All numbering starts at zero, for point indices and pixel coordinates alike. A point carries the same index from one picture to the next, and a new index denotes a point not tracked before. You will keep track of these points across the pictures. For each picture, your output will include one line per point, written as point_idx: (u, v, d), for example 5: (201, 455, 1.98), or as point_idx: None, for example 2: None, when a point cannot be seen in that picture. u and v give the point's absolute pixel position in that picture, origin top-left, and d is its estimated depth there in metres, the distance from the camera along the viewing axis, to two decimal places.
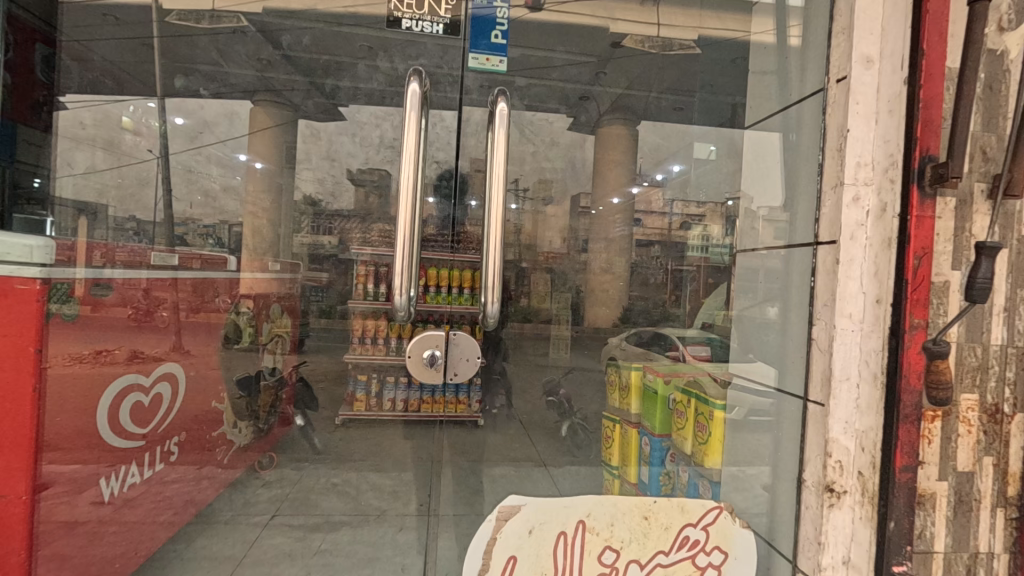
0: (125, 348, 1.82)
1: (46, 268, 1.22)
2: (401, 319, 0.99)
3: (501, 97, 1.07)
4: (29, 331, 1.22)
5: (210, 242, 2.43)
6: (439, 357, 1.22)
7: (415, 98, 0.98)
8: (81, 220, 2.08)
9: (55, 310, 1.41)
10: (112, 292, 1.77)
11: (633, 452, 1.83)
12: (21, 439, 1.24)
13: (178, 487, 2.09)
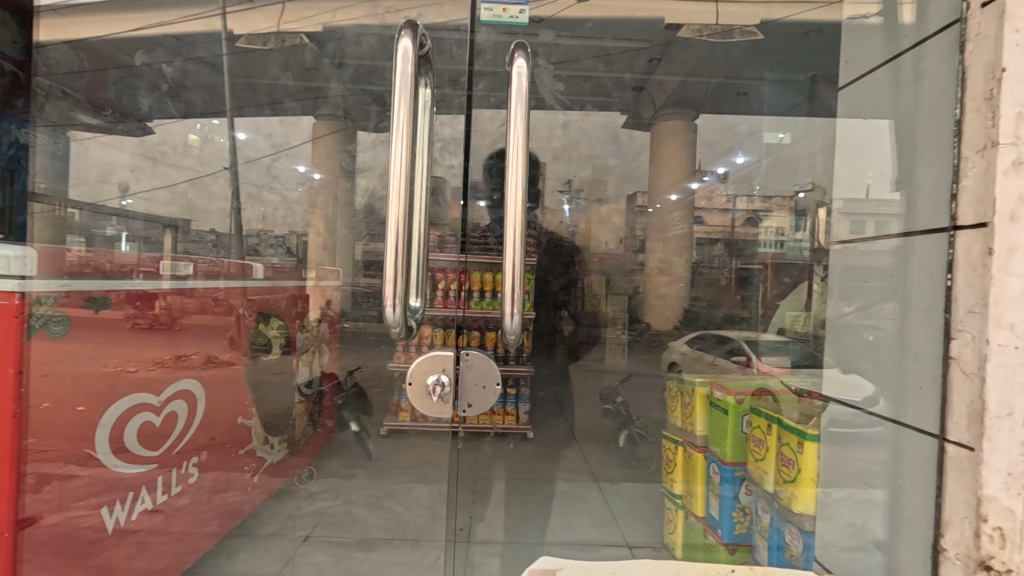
0: (201, 352, 1.80)
1: (24, 282, 1.21)
2: (398, 338, 0.76)
3: (519, 54, 0.88)
4: (7, 352, 1.19)
5: (279, 251, 2.33)
6: (446, 383, 1.05)
7: (406, 61, 0.72)
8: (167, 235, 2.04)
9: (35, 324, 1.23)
10: (192, 297, 1.77)
11: (698, 475, 1.62)
12: None
13: (229, 496, 1.93)
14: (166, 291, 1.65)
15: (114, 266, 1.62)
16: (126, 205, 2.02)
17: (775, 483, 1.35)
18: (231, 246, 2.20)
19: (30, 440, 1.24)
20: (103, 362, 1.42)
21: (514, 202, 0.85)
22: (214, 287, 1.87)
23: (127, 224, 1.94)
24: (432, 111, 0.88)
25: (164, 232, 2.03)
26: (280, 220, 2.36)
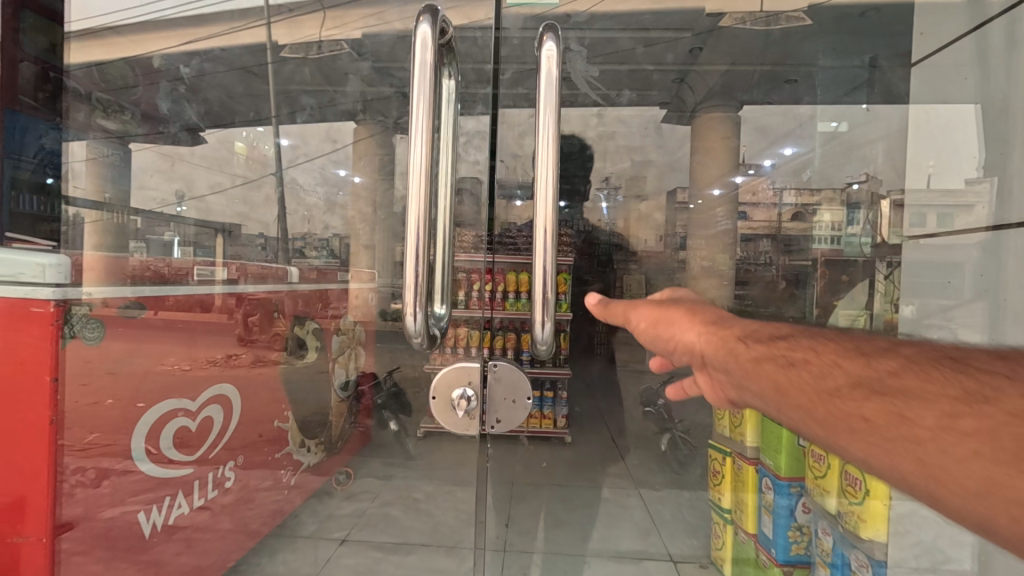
0: (250, 352, 1.86)
1: (63, 288, 1.22)
2: (420, 348, 0.72)
3: (547, 35, 0.82)
4: (44, 360, 1.20)
5: (322, 254, 2.37)
6: (471, 397, 1.01)
7: (424, 47, 0.68)
8: (219, 239, 2.04)
9: (71, 331, 1.24)
10: (241, 303, 1.83)
11: (750, 491, 1.52)
12: (37, 473, 1.21)
13: (270, 495, 1.95)
14: (220, 295, 1.73)
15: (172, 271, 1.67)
16: (180, 212, 1.99)
17: (839, 504, 1.28)
18: (278, 250, 2.24)
19: (93, 435, 1.29)
20: (141, 372, 1.41)
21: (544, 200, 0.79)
22: (262, 292, 1.93)
23: (179, 230, 1.92)
24: (456, 104, 0.83)
25: (216, 237, 2.03)
26: (322, 221, 2.40)
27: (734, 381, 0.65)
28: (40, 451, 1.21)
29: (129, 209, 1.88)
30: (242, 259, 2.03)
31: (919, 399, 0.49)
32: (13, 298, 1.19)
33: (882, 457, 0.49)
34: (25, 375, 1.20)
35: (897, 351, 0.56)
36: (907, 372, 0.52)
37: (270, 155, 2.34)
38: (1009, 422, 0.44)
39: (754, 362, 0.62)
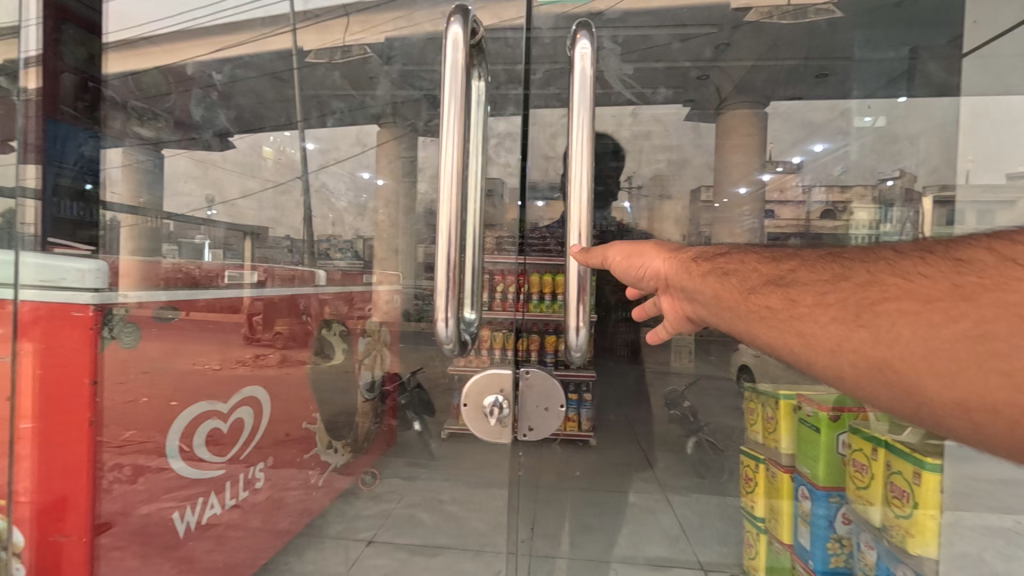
0: (276, 353, 1.88)
1: (100, 293, 1.26)
2: (451, 354, 0.72)
3: (582, 34, 0.81)
4: (83, 362, 1.24)
5: (347, 256, 2.24)
6: (503, 404, 1.01)
7: (456, 48, 0.68)
8: (246, 241, 2.02)
9: (108, 335, 1.27)
10: (265, 305, 1.84)
11: (785, 500, 1.48)
12: (77, 473, 1.25)
13: (297, 494, 1.97)
14: (247, 297, 1.75)
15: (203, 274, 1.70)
16: (212, 214, 2.01)
17: (884, 517, 1.22)
18: (304, 253, 2.19)
19: (128, 432, 1.33)
20: (173, 375, 1.45)
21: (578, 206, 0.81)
22: (289, 294, 1.96)
23: (210, 232, 1.97)
24: (486, 106, 0.82)
25: (244, 239, 2.03)
26: (347, 224, 2.20)
27: (687, 293, 0.82)
28: (81, 450, 1.25)
29: (160, 212, 1.90)
30: (272, 261, 2.06)
31: (800, 284, 0.66)
32: (56, 302, 1.24)
33: (775, 332, 0.65)
34: (66, 377, 1.24)
35: (800, 254, 0.72)
36: (801, 267, 0.68)
37: (293, 159, 2.21)
38: (859, 290, 0.59)
39: (699, 276, 0.80)
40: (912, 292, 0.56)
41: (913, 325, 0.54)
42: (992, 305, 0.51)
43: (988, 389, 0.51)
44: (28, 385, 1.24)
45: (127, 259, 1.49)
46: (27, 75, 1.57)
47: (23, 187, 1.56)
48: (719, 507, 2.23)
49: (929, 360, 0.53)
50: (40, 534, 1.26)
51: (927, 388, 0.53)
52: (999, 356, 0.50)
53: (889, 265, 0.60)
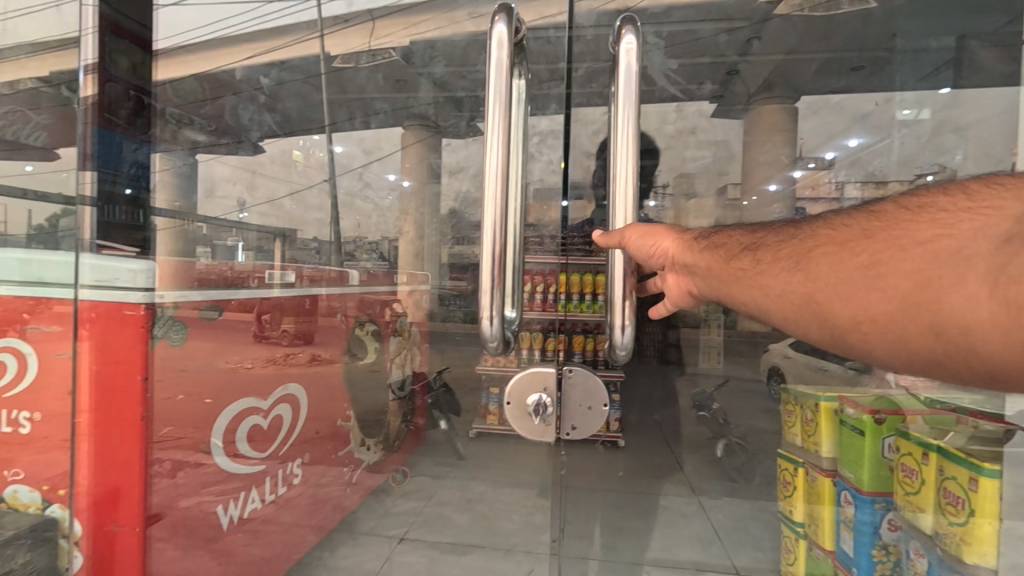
0: (307, 351, 1.88)
1: (150, 293, 1.31)
2: (496, 351, 0.74)
3: (626, 28, 0.83)
4: (135, 359, 1.29)
5: (373, 257, 2.25)
6: (547, 403, 1.01)
7: (501, 47, 0.70)
8: (275, 243, 1.91)
9: (159, 335, 1.33)
10: (301, 304, 1.86)
11: (827, 506, 1.44)
12: (129, 467, 1.30)
13: (329, 490, 2.00)
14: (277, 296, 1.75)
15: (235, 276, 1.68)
16: (243, 217, 1.86)
17: (937, 524, 1.16)
18: (331, 253, 2.11)
19: (167, 428, 1.36)
20: (216, 373, 1.51)
21: (623, 206, 0.83)
22: (319, 293, 1.96)
23: (242, 234, 1.82)
24: (525, 103, 0.83)
25: (274, 242, 1.91)
26: (373, 227, 2.26)
27: (687, 269, 0.82)
28: (132, 444, 1.30)
29: (195, 214, 1.72)
30: (301, 263, 1.97)
31: (766, 246, 0.74)
32: (109, 302, 1.29)
33: (738, 287, 0.74)
34: (118, 375, 1.29)
35: (773, 223, 0.79)
36: (770, 234, 0.76)
37: (325, 164, 2.19)
38: (803, 244, 0.69)
39: (693, 249, 0.82)
40: (837, 239, 0.66)
41: (832, 262, 0.64)
42: (887, 242, 0.61)
43: (876, 307, 0.59)
44: (82, 380, 1.29)
45: (163, 260, 1.45)
46: (87, 83, 1.41)
47: (81, 197, 1.39)
48: (752, 511, 2.19)
49: (837, 289, 0.62)
50: (93, 525, 1.32)
51: (836, 313, 0.62)
52: (883, 279, 0.59)
53: (826, 225, 0.70)
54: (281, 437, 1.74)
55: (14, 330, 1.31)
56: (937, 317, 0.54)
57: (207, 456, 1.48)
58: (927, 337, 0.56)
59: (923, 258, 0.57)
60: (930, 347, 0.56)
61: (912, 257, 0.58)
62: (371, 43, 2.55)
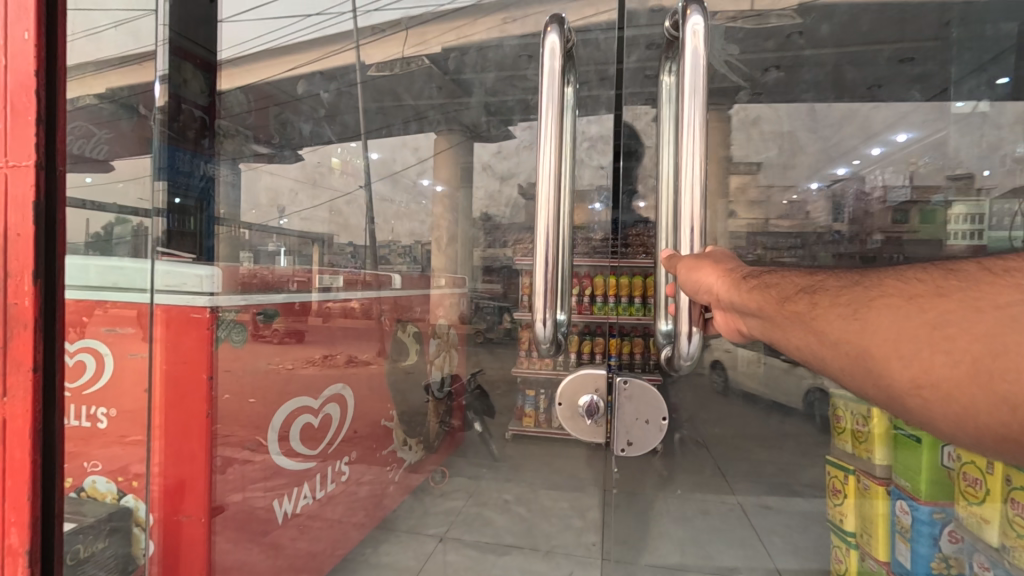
0: (342, 353, 1.89)
1: (213, 297, 1.42)
2: (547, 351, 0.76)
3: (694, 12, 0.80)
4: (201, 358, 1.40)
5: (407, 261, 2.27)
6: (598, 404, 1.02)
7: (554, 51, 0.72)
8: (314, 249, 1.87)
9: (224, 336, 1.44)
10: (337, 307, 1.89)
11: (880, 517, 1.39)
12: (196, 459, 1.41)
13: (371, 489, 2.05)
14: (316, 300, 1.79)
15: (275, 280, 1.67)
16: (284, 223, 1.81)
17: (1003, 535, 1.11)
18: (366, 258, 2.08)
19: (218, 425, 1.44)
20: (271, 372, 1.60)
21: (690, 189, 0.79)
22: (355, 298, 1.95)
23: (283, 239, 1.79)
24: (575, 110, 0.84)
25: (314, 248, 1.87)
26: (405, 231, 2.26)
27: (735, 308, 0.73)
28: (197, 437, 1.41)
29: (240, 222, 1.70)
30: (339, 268, 1.93)
31: (823, 289, 0.66)
32: (178, 304, 1.41)
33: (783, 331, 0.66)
34: (186, 374, 1.41)
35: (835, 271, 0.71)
36: (831, 279, 0.68)
37: (362, 171, 2.13)
38: (865, 292, 0.61)
39: (740, 285, 0.74)
40: (905, 286, 0.58)
41: (893, 311, 0.56)
42: (963, 293, 0.54)
43: (941, 370, 0.51)
44: (155, 379, 1.41)
45: (222, 266, 1.50)
46: (162, 95, 1.52)
47: (156, 208, 1.46)
48: (795, 520, 2.14)
49: (895, 345, 0.54)
50: (163, 515, 1.43)
51: (891, 372, 0.54)
52: (949, 340, 0.51)
53: (896, 274, 0.62)
54: (329, 436, 1.81)
55: (90, 332, 1.35)
56: (1013, 387, 0.47)
57: (260, 453, 1.56)
58: (997, 409, 0.48)
59: (1001, 323, 0.50)
60: (996, 418, 0.48)
61: (990, 318, 0.51)
62: (405, 52, 2.48)
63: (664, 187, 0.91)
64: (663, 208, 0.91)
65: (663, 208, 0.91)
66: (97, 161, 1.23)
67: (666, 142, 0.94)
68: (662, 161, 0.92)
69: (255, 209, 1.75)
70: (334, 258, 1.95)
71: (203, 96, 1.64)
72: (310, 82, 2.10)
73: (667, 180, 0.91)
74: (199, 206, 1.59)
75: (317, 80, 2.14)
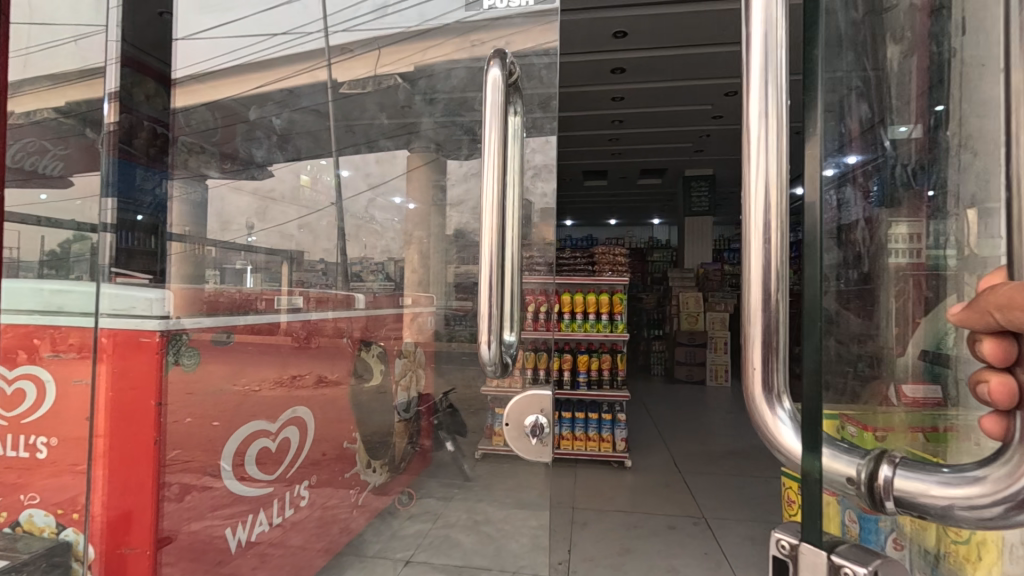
0: (314, 373, 1.89)
1: (165, 321, 1.38)
2: (493, 374, 0.79)
3: None
4: (150, 382, 1.35)
5: (379, 278, 2.14)
6: (543, 423, 1.04)
7: (494, 82, 0.76)
8: (283, 266, 1.96)
9: (173, 362, 1.38)
10: (308, 322, 1.88)
11: None
12: (142, 488, 1.36)
13: (339, 512, 2.01)
14: (284, 321, 1.79)
15: (245, 298, 1.76)
16: (252, 240, 1.89)
17: (941, 542, 1.19)
18: (337, 275, 2.12)
19: (174, 452, 1.40)
20: (226, 398, 1.54)
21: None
22: (325, 317, 1.96)
23: (250, 257, 1.87)
24: (522, 137, 0.90)
25: (283, 264, 1.95)
26: (380, 245, 2.12)
27: None
28: (144, 467, 1.35)
29: (204, 238, 1.80)
30: (308, 285, 2.01)
31: None
32: (127, 330, 1.35)
33: None
34: (134, 401, 1.35)
35: None
36: None
37: (333, 187, 2.13)
38: None
39: None
40: None
41: None
42: None
43: None
44: (99, 406, 1.34)
45: (178, 287, 1.58)
46: (109, 111, 1.66)
47: (103, 223, 1.58)
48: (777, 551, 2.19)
49: None
50: (106, 548, 1.37)
51: None
52: None
53: None
54: (288, 460, 1.75)
55: (38, 358, 1.37)
56: None
57: (212, 482, 1.50)
58: None
59: None
60: None
61: None
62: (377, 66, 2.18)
63: (768, 144, 0.49)
64: (759, 171, 0.50)
65: (764, 177, 0.50)
66: (50, 179, 1.57)
67: (771, 45, 0.49)
68: (764, 84, 0.49)
69: (221, 227, 1.85)
70: (306, 276, 2.03)
71: (155, 110, 1.77)
72: (263, 108, 2.13)
73: (777, 114, 0.49)
74: (155, 224, 1.68)
75: (271, 107, 2.15)
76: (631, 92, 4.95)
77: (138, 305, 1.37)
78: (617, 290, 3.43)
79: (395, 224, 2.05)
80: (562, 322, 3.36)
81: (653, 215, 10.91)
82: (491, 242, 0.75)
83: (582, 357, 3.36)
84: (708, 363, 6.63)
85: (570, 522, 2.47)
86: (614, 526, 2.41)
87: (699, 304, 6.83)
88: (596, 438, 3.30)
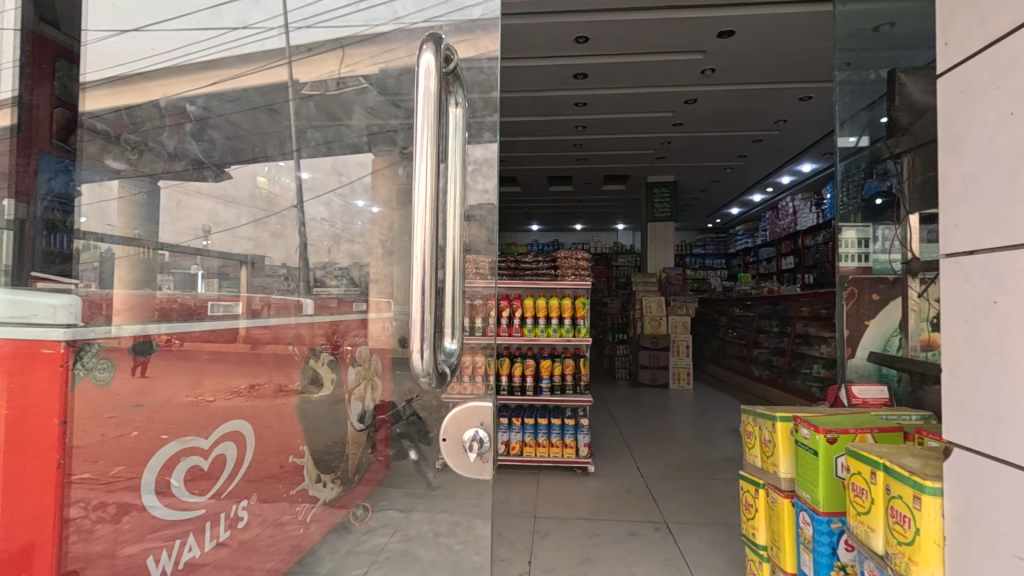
0: (272, 381, 1.87)
1: (72, 328, 1.22)
2: (428, 385, 0.77)
3: None
4: (52, 397, 1.18)
5: (342, 283, 2.12)
6: (482, 437, 1.01)
7: (427, 71, 0.75)
8: (242, 271, 1.89)
9: (82, 375, 1.22)
10: (266, 330, 1.85)
11: (785, 525, 1.60)
12: (43, 517, 1.19)
13: (290, 528, 1.91)
14: (244, 327, 1.77)
15: (198, 304, 1.67)
16: (207, 244, 1.80)
17: (887, 543, 1.23)
18: (300, 281, 2.09)
19: (117, 468, 1.31)
20: (162, 413, 1.43)
21: None
22: (287, 324, 1.95)
23: (205, 261, 1.78)
24: (464, 133, 0.88)
25: (240, 268, 1.88)
26: (343, 253, 2.11)
27: None
28: (44, 495, 1.18)
29: (156, 242, 1.68)
30: (269, 291, 1.95)
31: None
32: (20, 339, 1.17)
33: None
34: (33, 420, 1.18)
35: None
36: None
37: (293, 189, 2.10)
38: None
39: None
40: None
41: None
42: None
43: None
44: None
45: (120, 294, 1.46)
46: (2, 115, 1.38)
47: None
48: (740, 554, 2.20)
49: None
50: None
51: None
52: None
53: None
54: (225, 479, 1.63)
55: None
56: None
57: (143, 504, 1.37)
58: None
59: None
60: None
61: None
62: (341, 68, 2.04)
63: None
64: None
65: None
66: None
67: None
68: None
69: (175, 228, 1.74)
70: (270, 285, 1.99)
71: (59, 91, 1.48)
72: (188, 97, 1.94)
73: None
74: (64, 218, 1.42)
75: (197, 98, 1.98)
76: (595, 98, 4.99)
77: (37, 314, 1.20)
78: (579, 295, 3.45)
79: (359, 228, 2.03)
80: (525, 326, 3.36)
81: (616, 220, 11.07)
82: (423, 244, 0.73)
83: (545, 362, 3.34)
84: (671, 367, 6.74)
85: (534, 531, 2.42)
86: (576, 534, 2.39)
87: (661, 307, 6.96)
88: (559, 444, 3.29)
